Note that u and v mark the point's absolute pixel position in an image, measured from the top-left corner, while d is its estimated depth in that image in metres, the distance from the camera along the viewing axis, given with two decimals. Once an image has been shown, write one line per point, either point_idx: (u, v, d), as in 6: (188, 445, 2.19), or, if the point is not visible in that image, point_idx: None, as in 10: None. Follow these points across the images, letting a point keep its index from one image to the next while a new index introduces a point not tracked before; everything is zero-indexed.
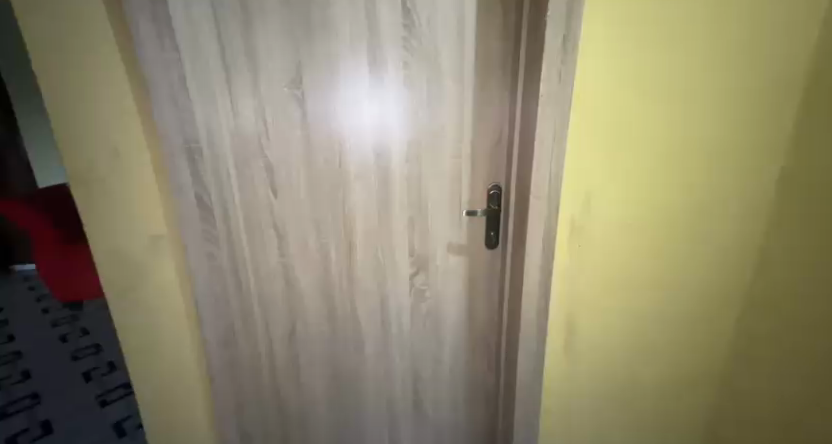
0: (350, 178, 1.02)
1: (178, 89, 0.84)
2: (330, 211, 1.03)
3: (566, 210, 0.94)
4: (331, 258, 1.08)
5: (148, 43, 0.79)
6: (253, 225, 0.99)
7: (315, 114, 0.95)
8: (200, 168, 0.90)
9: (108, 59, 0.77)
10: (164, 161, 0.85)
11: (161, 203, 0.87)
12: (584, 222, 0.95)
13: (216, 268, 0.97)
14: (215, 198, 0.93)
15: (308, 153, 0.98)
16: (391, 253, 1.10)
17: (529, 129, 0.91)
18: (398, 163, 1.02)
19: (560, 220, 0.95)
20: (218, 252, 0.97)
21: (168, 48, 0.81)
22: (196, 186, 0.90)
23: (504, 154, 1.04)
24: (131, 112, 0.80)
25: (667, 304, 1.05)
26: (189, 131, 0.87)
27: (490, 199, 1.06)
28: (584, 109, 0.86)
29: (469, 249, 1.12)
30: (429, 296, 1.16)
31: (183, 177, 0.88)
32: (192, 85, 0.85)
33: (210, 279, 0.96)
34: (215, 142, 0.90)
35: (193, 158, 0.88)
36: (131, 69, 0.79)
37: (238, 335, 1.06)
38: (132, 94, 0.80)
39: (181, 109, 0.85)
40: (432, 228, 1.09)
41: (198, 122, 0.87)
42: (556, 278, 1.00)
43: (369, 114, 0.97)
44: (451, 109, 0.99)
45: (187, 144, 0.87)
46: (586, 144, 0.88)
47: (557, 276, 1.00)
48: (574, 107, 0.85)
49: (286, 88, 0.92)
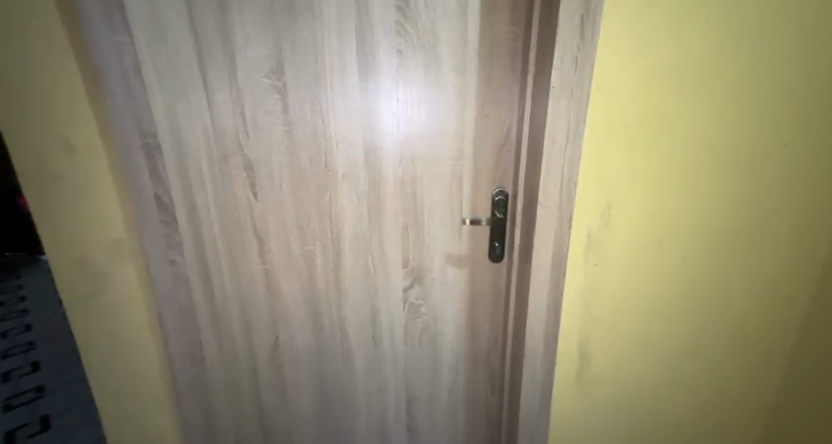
0: (338, 179, 0.92)
1: (133, 78, 0.76)
2: (316, 215, 0.94)
3: (582, 223, 0.80)
4: (317, 267, 0.99)
5: (98, 24, 0.71)
6: (233, 227, 0.92)
7: (298, 108, 0.86)
8: (161, 165, 0.82)
9: (56, 45, 0.69)
10: (119, 157, 0.77)
11: (119, 204, 0.80)
12: (603, 237, 0.81)
13: (181, 275, 0.89)
14: (177, 198, 0.86)
15: (292, 151, 0.89)
16: (383, 262, 1.00)
17: (538, 127, 0.78)
18: (391, 163, 0.92)
19: (575, 233, 0.81)
20: (182, 258, 0.89)
21: (119, 29, 0.73)
22: (156, 186, 0.82)
23: (512, 155, 0.91)
24: (84, 104, 0.73)
25: (702, 330, 0.89)
26: (148, 126, 0.79)
27: (494, 205, 0.94)
28: (605, 105, 0.72)
29: (471, 261, 1.00)
30: (425, 311, 1.05)
31: (141, 176, 0.80)
32: (151, 75, 0.77)
33: (172, 288, 0.89)
34: (180, 137, 0.83)
35: (151, 154, 0.81)
36: (81, 55, 0.71)
37: (204, 347, 0.98)
38: (83, 84, 0.72)
39: (137, 99, 0.77)
40: (429, 236, 0.98)
41: (158, 115, 0.80)
42: (568, 300, 0.87)
43: (360, 110, 0.87)
44: (451, 105, 0.88)
45: (145, 139, 0.80)
46: (607, 144, 0.74)
47: (570, 298, 0.87)
48: (593, 104, 0.72)
49: (266, 79, 0.83)
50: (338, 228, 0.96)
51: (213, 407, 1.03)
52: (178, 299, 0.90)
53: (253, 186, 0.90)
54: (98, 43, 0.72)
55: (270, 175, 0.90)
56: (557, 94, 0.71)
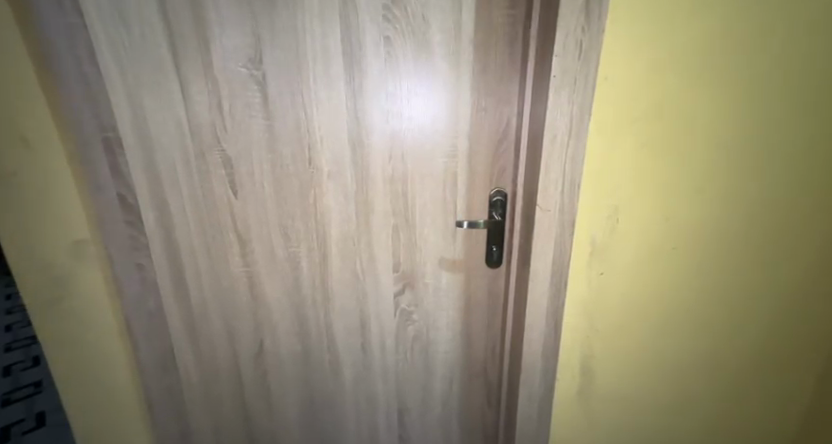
0: (323, 178, 0.86)
1: (89, 68, 0.71)
2: (299, 215, 0.88)
3: (586, 229, 0.72)
4: (302, 270, 0.93)
5: (45, 6, 0.65)
6: (210, 227, 0.87)
7: (279, 100, 0.79)
8: (123, 161, 0.78)
9: (4, 31, 0.65)
10: (80, 154, 0.73)
11: (80, 202, 0.76)
12: (610, 245, 0.73)
13: (149, 280, 0.86)
14: (145, 198, 0.81)
15: (273, 147, 0.83)
16: (372, 266, 0.94)
17: (538, 122, 0.70)
18: (379, 161, 0.85)
19: (578, 241, 0.73)
20: (149, 262, 0.85)
21: (71, 13, 0.68)
22: (119, 185, 0.78)
23: (511, 153, 0.84)
24: (38, 96, 0.69)
25: (719, 347, 0.81)
26: (107, 119, 0.75)
27: (492, 206, 0.87)
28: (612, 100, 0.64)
29: (466, 266, 0.94)
30: (418, 318, 0.99)
31: (102, 174, 0.76)
32: (111, 64, 0.73)
33: (134, 295, 0.84)
34: (145, 132, 0.78)
35: (113, 150, 0.77)
36: (33, 42, 0.66)
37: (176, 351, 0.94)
38: (36, 73, 0.67)
39: (94, 89, 0.73)
40: (420, 239, 0.91)
41: (119, 109, 0.75)
42: (570, 313, 0.79)
43: (346, 103, 0.80)
44: (445, 97, 0.81)
45: (105, 134, 0.75)
46: (614, 143, 0.66)
47: (572, 310, 0.79)
48: (598, 98, 0.64)
49: (244, 69, 0.77)
50: (324, 229, 0.90)
51: (186, 412, 0.99)
52: (147, 306, 0.87)
53: (232, 184, 0.85)
54: (50, 29, 0.67)
55: (250, 173, 0.84)
56: (558, 85, 0.63)
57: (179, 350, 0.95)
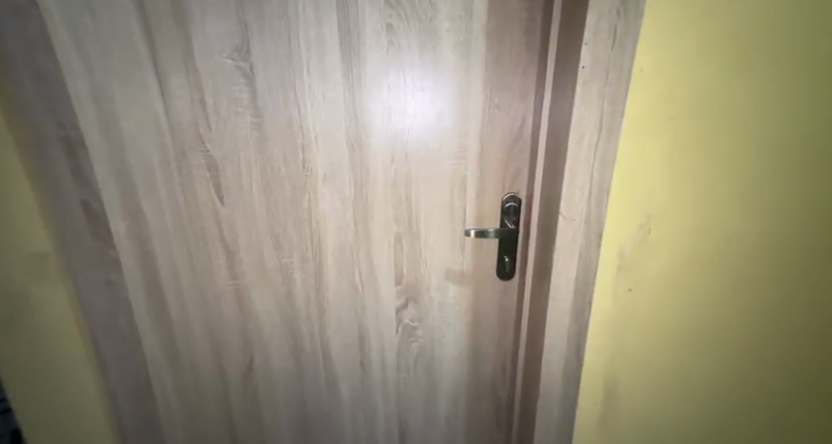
0: (318, 182, 0.78)
1: (46, 59, 0.63)
2: (292, 223, 0.80)
3: (617, 242, 0.64)
4: (296, 283, 0.85)
5: None
6: (192, 235, 0.78)
7: (270, 95, 0.71)
8: (87, 166, 0.70)
9: None
10: (37, 158, 0.66)
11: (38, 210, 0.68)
12: (642, 259, 0.65)
13: (118, 297, 0.78)
14: (114, 205, 0.73)
15: (262, 148, 0.75)
16: (372, 278, 0.86)
17: (560, 120, 0.62)
18: (381, 163, 0.77)
19: (606, 255, 0.65)
20: (120, 278, 0.78)
21: None
22: (83, 191, 0.71)
23: (526, 155, 0.76)
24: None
25: (758, 369, 0.73)
26: (68, 117, 0.67)
27: (504, 214, 0.80)
28: (649, 95, 0.56)
29: (475, 278, 0.86)
30: (422, 335, 0.91)
31: (65, 181, 0.69)
32: (73, 56, 0.64)
33: (99, 309, 0.77)
34: (113, 132, 0.69)
35: (75, 152, 0.68)
36: None
37: (154, 370, 0.86)
38: None
39: (52, 82, 0.64)
40: (425, 249, 0.84)
41: (84, 106, 0.67)
42: (595, 332, 0.71)
43: (345, 99, 0.72)
44: (454, 94, 0.73)
45: (65, 133, 0.67)
46: (651, 144, 0.58)
47: (597, 330, 0.71)
48: (633, 93, 0.56)
49: (230, 60, 0.68)
50: (320, 239, 0.82)
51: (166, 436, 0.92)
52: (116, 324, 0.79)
53: (217, 188, 0.76)
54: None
55: (237, 176, 0.76)
56: (587, 77, 0.54)
57: (157, 371, 0.86)
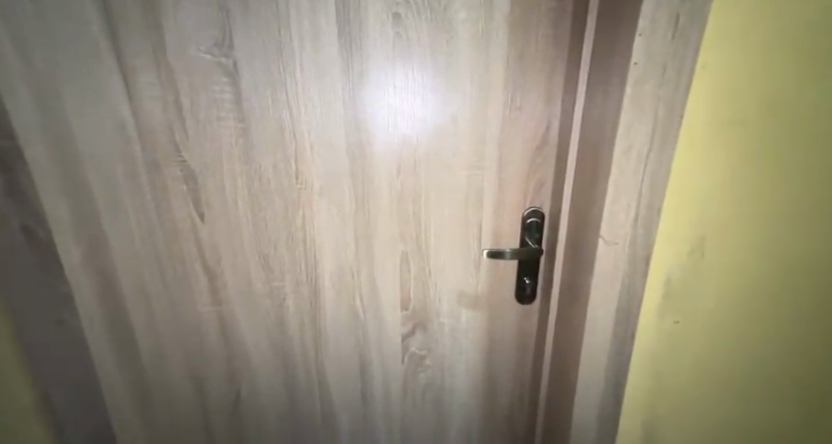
0: (314, 196, 0.68)
1: None
2: (283, 242, 0.71)
3: (666, 270, 0.55)
4: (289, 309, 0.75)
5: None
6: (167, 256, 0.69)
7: (255, 96, 0.61)
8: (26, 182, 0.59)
9: None
10: None
11: None
12: (693, 288, 0.56)
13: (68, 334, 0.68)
14: (61, 223, 0.64)
15: (249, 158, 0.65)
16: (374, 302, 0.76)
17: (599, 127, 0.53)
18: (386, 174, 0.68)
19: (652, 283, 0.56)
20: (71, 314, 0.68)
21: None
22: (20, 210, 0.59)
23: (552, 164, 0.67)
24: None
25: (809, 397, 0.66)
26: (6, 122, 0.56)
27: (525, 231, 0.71)
28: (711, 100, 0.47)
29: (490, 301, 0.77)
30: (431, 364, 0.81)
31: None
32: (9, 50, 0.54)
33: (60, 340, 0.67)
34: (65, 140, 0.60)
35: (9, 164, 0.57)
36: None
37: (113, 401, 0.78)
38: None
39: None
40: (435, 270, 0.75)
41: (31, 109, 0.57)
42: (636, 370, 0.62)
43: (344, 101, 0.62)
44: (470, 95, 0.63)
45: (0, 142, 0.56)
46: (710, 157, 0.49)
47: (638, 367, 0.62)
48: (693, 97, 0.47)
49: (208, 55, 0.58)
50: (316, 260, 0.72)
51: None
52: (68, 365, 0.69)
53: (195, 203, 0.66)
54: None
55: (219, 189, 0.66)
56: (641, 76, 0.44)
57: (119, 403, 0.78)
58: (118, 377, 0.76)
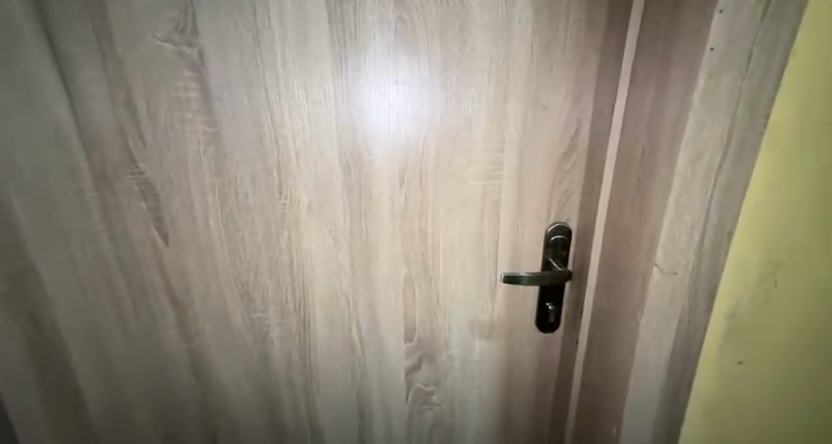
0: (303, 213, 0.57)
1: None
2: (266, 267, 0.60)
3: (733, 301, 0.46)
4: (273, 344, 0.64)
5: None
6: (124, 288, 0.57)
7: (227, 94, 0.50)
8: None
9: None
10: None
11: None
12: (762, 321, 0.47)
13: None
14: None
15: (223, 169, 0.54)
16: (374, 333, 0.66)
17: (651, 130, 0.43)
18: (389, 186, 0.57)
19: (716, 319, 0.47)
20: None
21: None
22: None
23: (581, 172, 0.58)
24: None
25: None
26: None
27: (549, 250, 0.61)
28: (802, 98, 0.38)
29: (507, 329, 0.67)
30: (439, 400, 0.71)
31: None
32: None
33: None
34: None
35: None
36: None
37: None
38: None
39: None
40: (444, 295, 0.64)
41: None
42: (691, 416, 0.53)
43: (337, 100, 0.52)
44: (486, 92, 0.53)
45: None
46: (795, 168, 0.40)
47: (694, 412, 0.53)
48: (781, 95, 0.38)
49: (167, 44, 0.47)
50: (305, 287, 0.62)
51: None
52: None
53: (158, 225, 0.55)
54: None
55: (187, 207, 0.55)
56: (718, 66, 0.35)
57: None
58: (59, 430, 0.64)
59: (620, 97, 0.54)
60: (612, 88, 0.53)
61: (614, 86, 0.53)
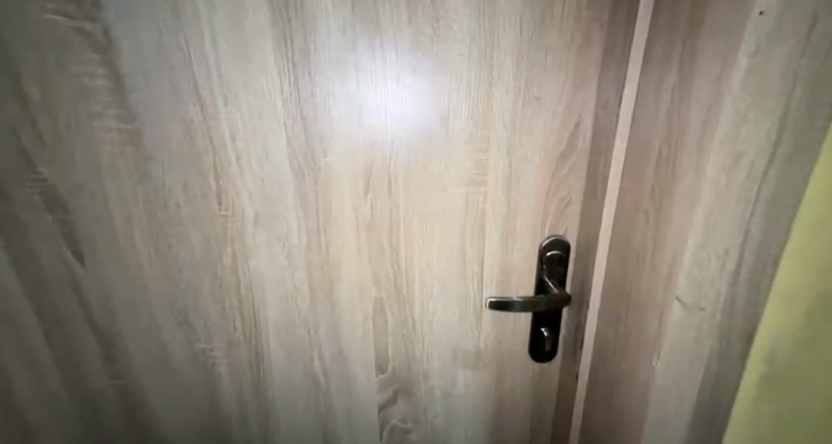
0: (250, 226, 0.48)
1: None
2: (208, 291, 0.50)
3: (770, 339, 0.37)
4: (221, 379, 0.55)
5: None
6: (34, 317, 0.48)
7: (146, 83, 0.41)
8: None
9: None
10: None
11: None
12: (805, 361, 0.39)
13: None
14: None
15: (147, 175, 0.44)
16: (341, 365, 0.57)
17: (670, 127, 0.34)
18: (351, 194, 0.48)
19: (757, 366, 0.38)
20: None
21: None
22: None
23: (581, 178, 0.49)
24: None
25: None
26: None
27: (543, 269, 0.52)
28: None
29: (495, 358, 0.58)
30: (418, 438, 0.62)
31: None
32: None
33: None
34: None
35: None
36: None
37: None
38: None
39: None
40: (421, 320, 0.55)
41: None
42: None
43: (284, 92, 0.43)
44: (466, 81, 0.44)
45: None
46: None
47: None
48: None
49: (63, 19, 0.37)
50: (257, 313, 0.52)
51: None
52: None
53: (70, 243, 0.46)
54: None
55: (105, 221, 0.45)
56: (766, 38, 0.27)
57: None
58: None
59: (628, 88, 0.45)
60: (619, 77, 0.44)
61: (622, 73, 0.44)
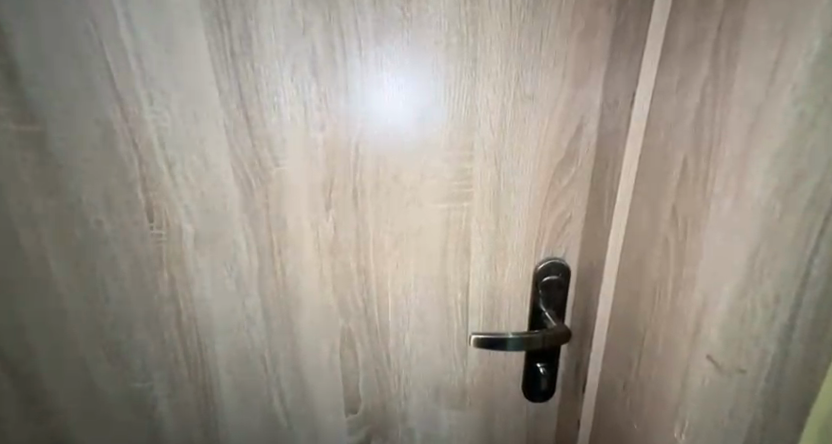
0: (189, 247, 0.40)
1: None
2: (143, 322, 0.43)
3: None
4: (165, 419, 0.48)
5: None
6: None
7: (52, 77, 0.34)
8: None
9: None
10: None
11: None
12: None
13: None
14: None
15: (61, 187, 0.37)
16: (304, 404, 0.49)
17: None
18: (309, 210, 0.40)
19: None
20: None
21: None
22: None
23: (584, 191, 0.41)
24: None
25: None
26: None
27: (539, 296, 0.45)
28: None
29: (484, 396, 0.50)
30: None
31: None
32: None
33: None
34: None
35: None
36: None
37: None
38: None
39: None
40: (397, 354, 0.48)
41: None
42: None
43: (222, 88, 0.35)
44: (446, 77, 0.36)
45: None
46: None
47: None
48: None
49: None
50: (203, 348, 0.45)
51: None
52: None
53: None
54: None
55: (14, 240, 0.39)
56: None
57: None
58: None
59: (643, 86, 0.37)
60: (632, 72, 0.36)
61: (635, 66, 0.36)
